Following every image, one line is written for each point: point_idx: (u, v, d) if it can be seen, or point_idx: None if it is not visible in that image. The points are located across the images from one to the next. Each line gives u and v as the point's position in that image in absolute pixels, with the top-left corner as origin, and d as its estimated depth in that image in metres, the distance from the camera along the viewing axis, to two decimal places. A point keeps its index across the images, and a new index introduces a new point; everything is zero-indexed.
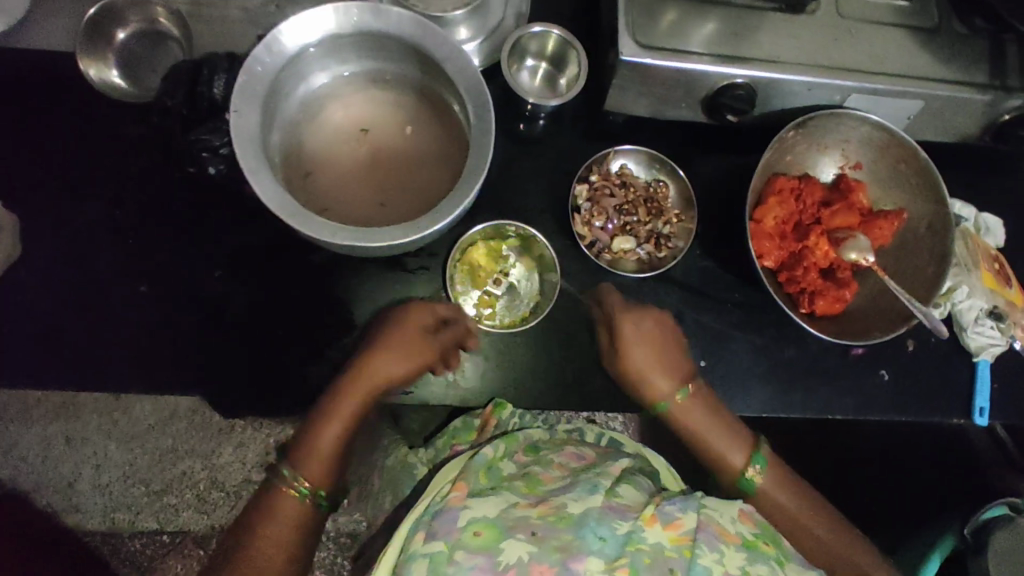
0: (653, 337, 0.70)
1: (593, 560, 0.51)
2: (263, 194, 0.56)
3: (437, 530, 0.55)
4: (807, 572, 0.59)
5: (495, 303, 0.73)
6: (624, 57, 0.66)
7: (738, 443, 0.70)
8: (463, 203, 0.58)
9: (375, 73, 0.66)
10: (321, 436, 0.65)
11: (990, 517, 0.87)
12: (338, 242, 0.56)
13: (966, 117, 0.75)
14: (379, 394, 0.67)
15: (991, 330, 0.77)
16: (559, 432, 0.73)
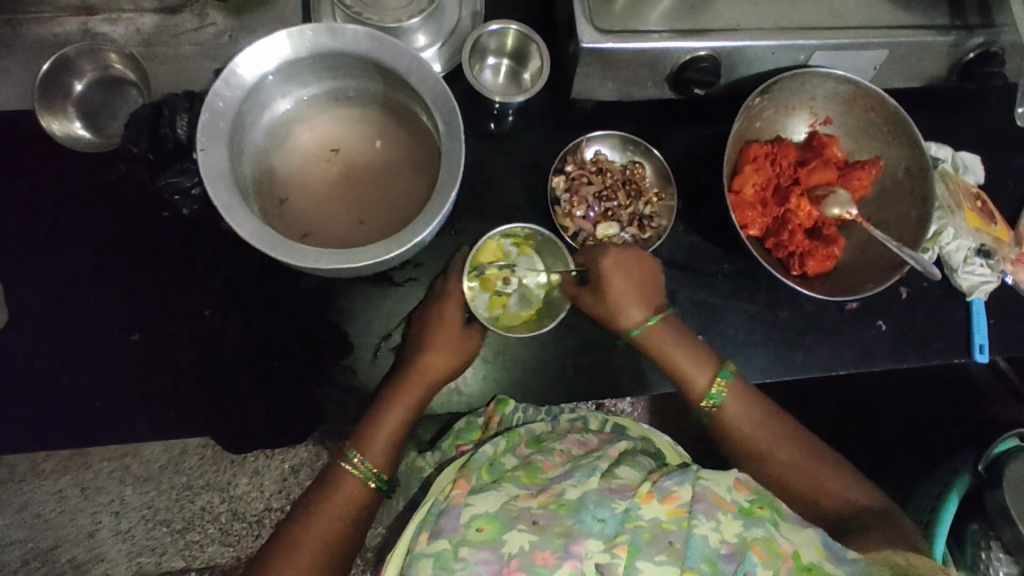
0: (633, 266, 0.68)
1: (592, 542, 0.54)
2: (241, 232, 0.55)
3: (441, 527, 0.57)
4: (804, 530, 0.57)
5: (508, 302, 0.72)
6: (584, 44, 0.65)
7: (702, 364, 0.68)
8: (441, 213, 0.58)
9: (337, 91, 0.66)
10: (388, 416, 0.65)
11: (1003, 451, 0.92)
12: (323, 267, 0.56)
13: (932, 61, 0.75)
14: (432, 388, 0.67)
15: (982, 267, 0.77)
16: (563, 421, 0.73)
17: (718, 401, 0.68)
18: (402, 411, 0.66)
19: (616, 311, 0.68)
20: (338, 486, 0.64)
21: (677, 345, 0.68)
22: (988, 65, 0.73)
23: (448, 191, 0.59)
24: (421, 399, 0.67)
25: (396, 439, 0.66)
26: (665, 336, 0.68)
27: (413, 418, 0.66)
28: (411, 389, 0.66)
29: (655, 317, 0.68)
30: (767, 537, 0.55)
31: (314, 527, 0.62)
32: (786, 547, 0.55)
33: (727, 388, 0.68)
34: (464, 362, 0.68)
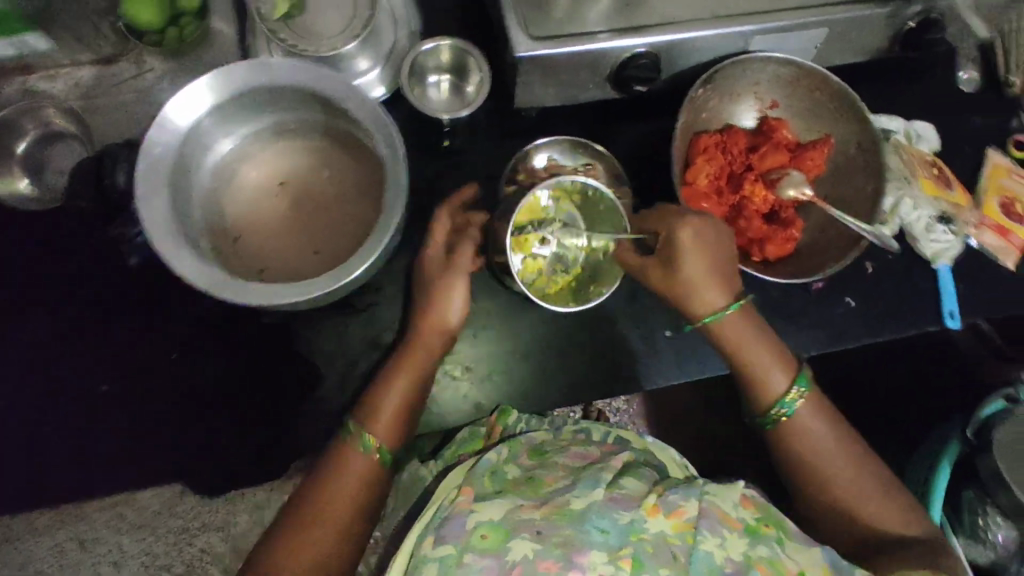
0: (711, 242, 0.64)
1: (597, 553, 0.53)
2: (190, 275, 0.55)
3: (446, 533, 0.56)
4: (811, 548, 0.59)
5: (543, 265, 0.69)
6: (520, 53, 0.65)
7: (782, 365, 0.67)
8: (387, 234, 0.58)
9: (279, 125, 0.66)
10: (391, 379, 0.64)
11: (992, 413, 0.91)
12: (272, 301, 0.56)
13: (872, 34, 0.75)
14: (431, 337, 0.65)
15: (945, 233, 0.77)
16: (568, 432, 0.72)
17: (789, 411, 0.66)
18: (404, 384, 0.64)
19: (698, 292, 0.65)
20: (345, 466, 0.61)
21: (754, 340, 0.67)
22: (928, 33, 0.74)
23: (394, 213, 0.59)
24: (423, 371, 0.65)
25: (401, 413, 0.63)
26: (739, 324, 0.67)
27: (415, 390, 0.64)
28: (416, 358, 0.64)
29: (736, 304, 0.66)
30: (771, 557, 0.56)
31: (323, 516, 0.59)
32: (789, 566, 0.56)
33: (803, 399, 0.67)
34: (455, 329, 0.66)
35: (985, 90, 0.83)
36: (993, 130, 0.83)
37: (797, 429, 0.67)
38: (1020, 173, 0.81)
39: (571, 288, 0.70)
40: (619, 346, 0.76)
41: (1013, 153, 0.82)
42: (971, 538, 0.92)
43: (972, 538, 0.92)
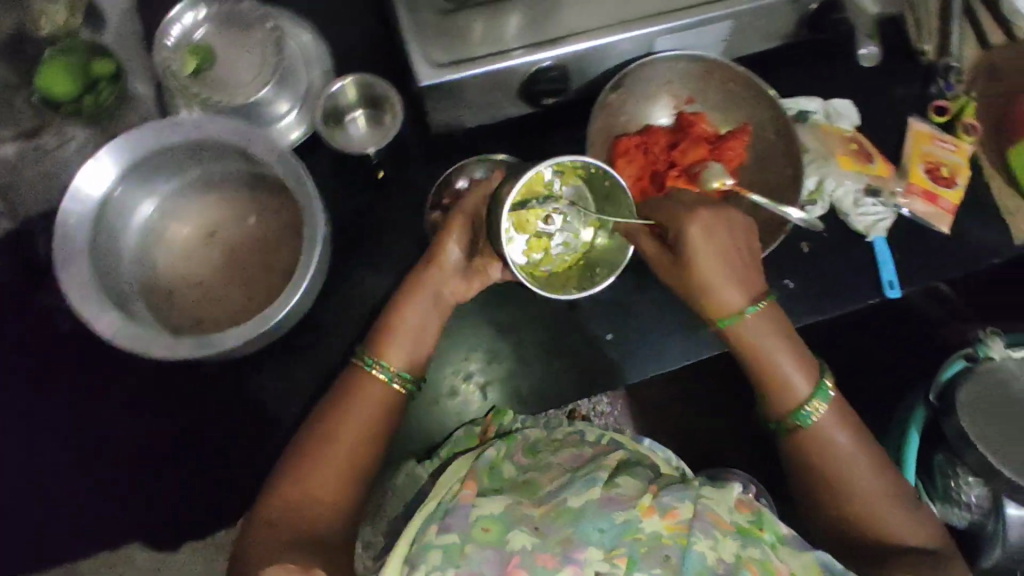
0: (722, 240, 0.67)
1: (593, 551, 0.55)
2: (107, 332, 0.57)
3: (448, 522, 0.58)
4: (804, 553, 0.59)
5: (548, 244, 0.67)
6: (424, 83, 0.66)
7: (805, 368, 0.68)
8: (305, 275, 0.59)
9: (206, 178, 0.68)
10: (406, 310, 0.68)
11: (951, 376, 0.94)
12: (192, 353, 0.57)
13: (779, 21, 0.75)
14: (431, 271, 0.68)
15: (875, 205, 0.79)
16: (562, 433, 0.74)
17: (806, 422, 0.67)
18: (417, 315, 0.68)
19: (717, 294, 0.67)
20: (358, 395, 0.65)
21: (778, 341, 0.67)
22: (831, 12, 0.74)
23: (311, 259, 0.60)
24: (435, 304, 0.69)
25: (414, 340, 0.68)
26: (759, 327, 0.67)
27: (429, 320, 0.68)
28: (428, 289, 0.68)
29: (753, 307, 0.67)
30: (761, 558, 0.57)
31: (336, 450, 0.62)
32: (780, 568, 0.57)
33: (822, 410, 0.67)
34: (467, 264, 0.70)
35: (902, 60, 0.84)
36: (913, 98, 0.84)
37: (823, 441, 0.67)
38: (944, 138, 0.82)
39: (582, 259, 0.67)
40: (565, 353, 0.76)
41: (934, 119, 0.83)
42: (945, 501, 0.93)
43: (946, 500, 0.92)
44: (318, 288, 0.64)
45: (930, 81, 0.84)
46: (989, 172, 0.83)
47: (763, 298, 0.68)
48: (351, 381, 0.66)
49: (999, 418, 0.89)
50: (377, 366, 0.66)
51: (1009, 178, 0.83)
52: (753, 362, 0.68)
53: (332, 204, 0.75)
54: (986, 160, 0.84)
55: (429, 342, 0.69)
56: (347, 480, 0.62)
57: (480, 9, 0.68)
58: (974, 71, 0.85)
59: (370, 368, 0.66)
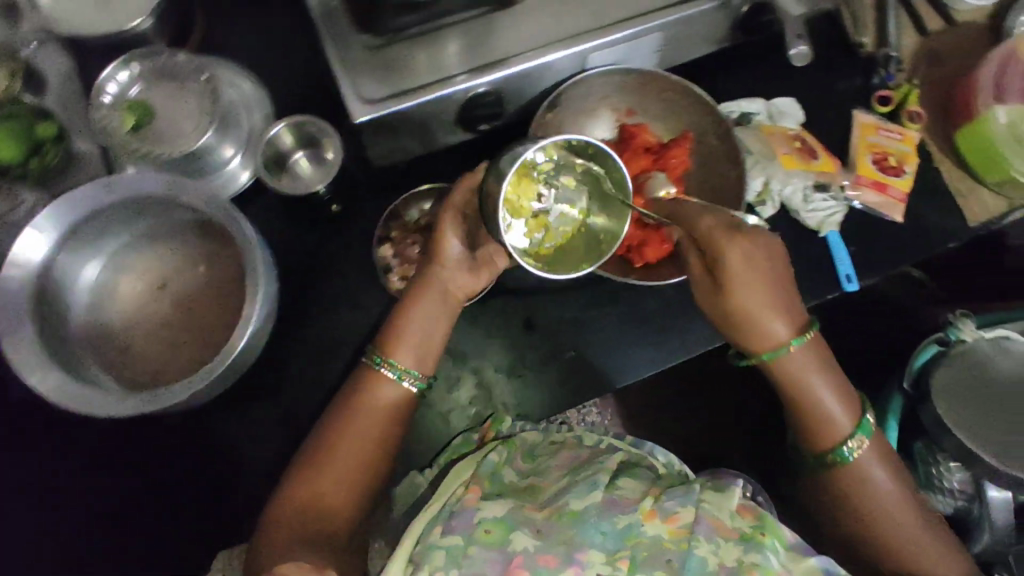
0: (768, 272, 0.65)
1: (594, 552, 0.58)
2: (51, 393, 0.58)
3: (452, 525, 0.60)
4: (803, 560, 0.60)
5: (547, 220, 0.68)
6: (359, 120, 0.67)
7: (850, 403, 0.68)
8: (247, 326, 0.61)
9: (152, 233, 0.69)
10: (413, 311, 0.67)
11: (923, 362, 0.94)
12: (135, 409, 0.58)
13: (712, 28, 0.76)
14: (433, 269, 0.68)
15: (824, 201, 0.79)
16: (558, 437, 0.75)
17: (845, 457, 0.67)
18: (423, 312, 0.67)
19: (761, 326, 0.66)
20: (366, 397, 0.66)
21: (822, 375, 0.68)
22: (762, 15, 0.75)
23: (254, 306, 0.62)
24: (441, 300, 0.68)
25: (422, 337, 0.67)
26: (806, 359, 0.67)
27: (437, 316, 0.68)
28: (433, 286, 0.67)
29: (798, 339, 0.67)
30: (763, 563, 0.57)
31: (343, 453, 0.64)
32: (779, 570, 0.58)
33: (862, 447, 0.67)
34: (468, 256, 0.68)
35: (840, 54, 0.85)
36: (856, 91, 0.85)
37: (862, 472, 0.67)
38: (890, 128, 0.82)
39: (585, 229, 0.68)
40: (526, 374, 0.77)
41: (879, 110, 0.84)
42: (929, 488, 0.93)
43: (928, 488, 0.92)
44: (270, 331, 0.66)
45: (870, 73, 0.84)
46: (938, 158, 0.84)
47: (808, 330, 0.68)
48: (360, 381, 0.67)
49: (975, 403, 0.90)
50: (386, 364, 0.66)
51: (958, 162, 0.84)
52: (790, 382, 0.68)
53: (283, 245, 0.75)
54: (934, 146, 0.84)
55: (438, 340, 0.68)
56: (352, 483, 0.64)
57: (416, 40, 0.69)
58: (914, 59, 0.86)
59: (379, 366, 0.66)
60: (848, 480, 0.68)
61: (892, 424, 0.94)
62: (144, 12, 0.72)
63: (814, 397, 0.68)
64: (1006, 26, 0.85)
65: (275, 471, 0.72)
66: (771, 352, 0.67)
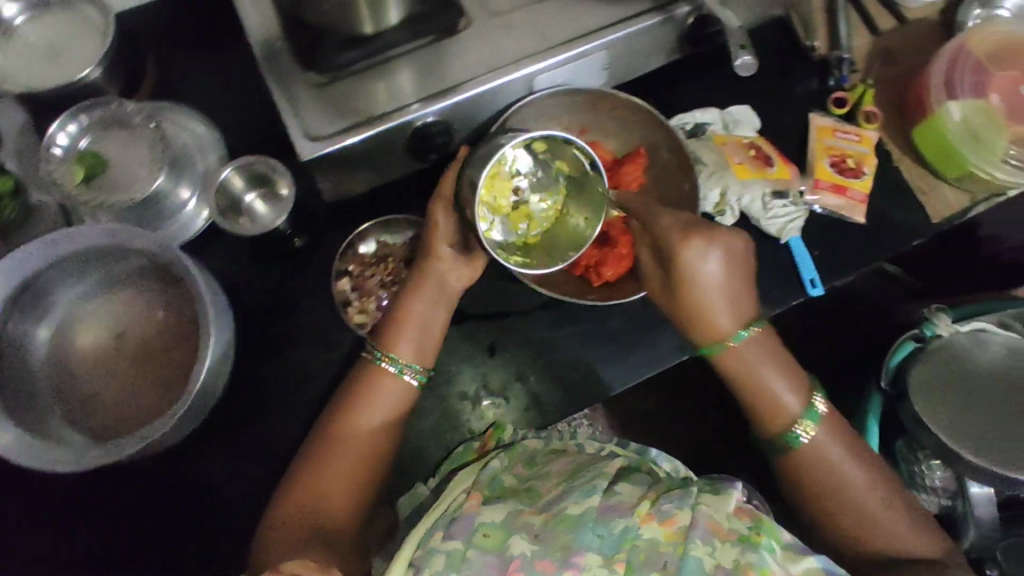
0: (732, 271, 0.66)
1: (592, 555, 0.56)
2: (8, 450, 0.59)
3: (452, 530, 0.60)
4: (805, 558, 0.59)
5: (530, 208, 0.70)
6: (307, 158, 0.67)
7: (800, 388, 0.68)
8: (199, 375, 0.64)
9: (112, 278, 0.69)
10: (412, 301, 0.70)
11: (900, 360, 0.95)
12: (96, 462, 0.60)
13: (658, 42, 0.76)
14: (425, 261, 0.70)
15: (783, 206, 0.79)
16: (557, 442, 0.74)
17: (795, 441, 0.67)
18: (422, 304, 0.70)
19: (710, 318, 0.67)
20: (372, 388, 0.68)
21: (771, 367, 0.67)
22: (707, 27, 0.75)
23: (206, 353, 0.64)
24: (438, 291, 0.71)
25: (421, 328, 0.70)
26: (752, 351, 0.67)
27: (434, 306, 0.70)
28: (428, 278, 0.70)
29: (745, 331, 0.67)
30: (760, 563, 0.57)
31: (350, 443, 0.66)
32: (777, 571, 0.57)
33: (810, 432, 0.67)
34: (460, 249, 0.71)
35: (793, 58, 0.85)
36: (810, 95, 0.85)
37: (819, 455, 0.67)
38: (846, 129, 0.82)
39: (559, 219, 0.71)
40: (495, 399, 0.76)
41: (835, 112, 0.84)
42: (912, 487, 0.92)
43: (912, 487, 0.92)
44: (226, 375, 0.68)
45: (823, 77, 0.85)
46: (897, 156, 0.84)
47: (754, 323, 0.68)
48: (364, 375, 0.69)
49: (964, 403, 0.89)
50: (387, 359, 0.68)
51: (917, 160, 0.83)
52: (736, 375, 0.69)
53: (244, 284, 0.75)
54: (893, 144, 0.84)
55: (435, 330, 0.71)
56: (360, 475, 0.66)
57: (362, 74, 0.69)
58: (868, 60, 0.86)
59: (380, 361, 0.68)
60: (817, 469, 0.67)
61: (870, 423, 0.94)
62: (93, 62, 0.73)
63: (764, 386, 0.67)
64: (957, 21, 0.86)
65: (247, 510, 0.72)
66: (724, 341, 0.67)
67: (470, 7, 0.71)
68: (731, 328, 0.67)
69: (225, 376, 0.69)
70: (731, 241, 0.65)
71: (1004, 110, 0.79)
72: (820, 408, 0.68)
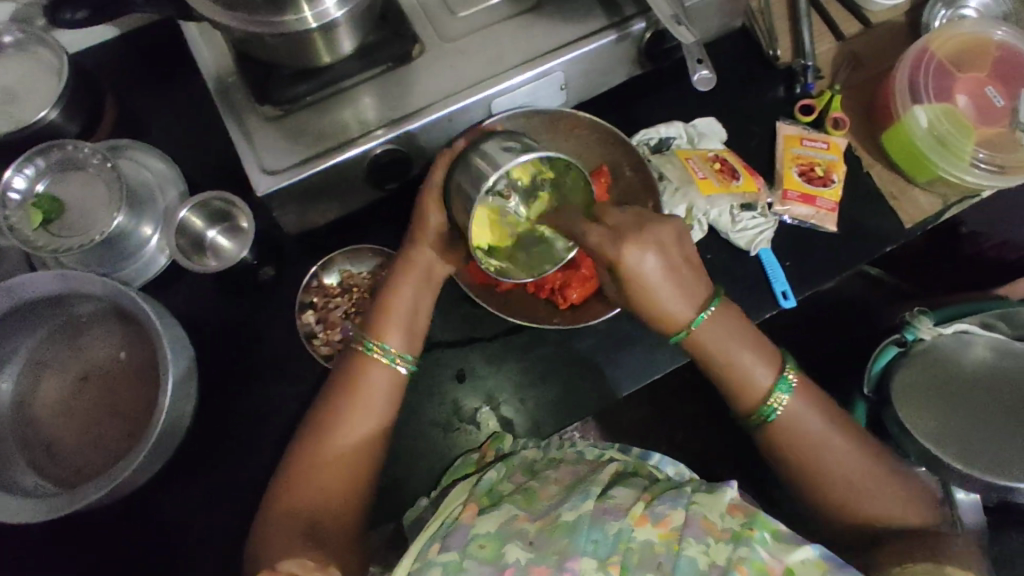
0: (671, 265, 0.64)
1: (587, 560, 0.55)
2: None
3: (448, 542, 0.57)
4: (799, 546, 0.58)
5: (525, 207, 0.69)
6: (263, 192, 0.66)
7: (769, 357, 0.67)
8: (158, 419, 0.63)
9: (73, 321, 0.69)
10: (403, 283, 0.68)
11: (883, 366, 0.93)
12: (57, 512, 0.60)
13: (616, 59, 0.76)
14: (414, 247, 0.69)
15: (753, 218, 0.78)
16: (557, 450, 0.70)
17: (771, 415, 0.66)
18: (411, 291, 0.68)
19: (665, 312, 0.65)
20: (365, 376, 0.65)
21: (742, 343, 0.66)
22: (663, 43, 0.75)
23: (165, 392, 0.64)
24: (423, 277, 0.69)
25: (409, 314, 0.68)
26: (715, 331, 0.66)
27: (420, 293, 0.69)
28: (414, 265, 0.69)
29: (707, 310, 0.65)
30: (753, 557, 0.56)
31: (345, 438, 0.64)
32: (772, 565, 0.56)
33: (783, 404, 0.66)
34: (445, 235, 0.70)
35: (756, 68, 0.84)
36: (775, 103, 0.84)
37: (791, 429, 0.65)
38: (813, 137, 0.81)
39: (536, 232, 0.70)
40: (464, 429, 0.74)
41: (802, 119, 0.82)
42: None
43: None
44: (190, 411, 0.69)
45: (787, 86, 0.84)
46: (867, 161, 0.82)
47: (711, 305, 0.66)
48: (355, 363, 0.66)
49: (965, 408, 0.87)
50: (380, 348, 0.66)
51: (888, 164, 0.82)
52: (703, 356, 0.67)
53: (214, 319, 0.76)
54: (862, 150, 0.82)
55: (421, 318, 0.69)
56: (357, 473, 0.64)
57: (316, 106, 0.68)
58: (834, 65, 0.85)
59: (371, 351, 0.66)
60: (791, 443, 0.65)
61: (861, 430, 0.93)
62: (49, 104, 0.73)
63: (731, 363, 0.66)
64: (923, 22, 0.85)
65: (218, 549, 0.71)
66: (684, 330, 0.66)
67: (423, 34, 0.71)
68: (689, 313, 0.65)
69: (191, 411, 0.69)
70: (659, 233, 0.64)
71: (971, 110, 0.79)
72: (792, 379, 0.66)
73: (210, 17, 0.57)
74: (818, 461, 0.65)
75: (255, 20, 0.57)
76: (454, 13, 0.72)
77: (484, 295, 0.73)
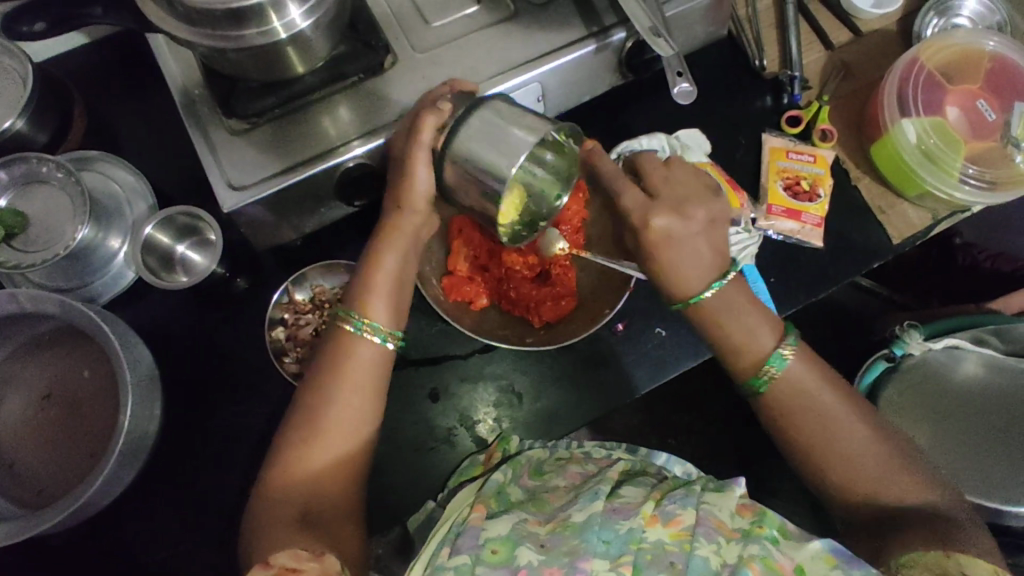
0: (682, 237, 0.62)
1: (598, 560, 0.50)
2: None
3: (459, 545, 0.52)
4: (807, 547, 0.54)
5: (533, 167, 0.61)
6: (229, 209, 0.64)
7: (766, 323, 0.64)
8: (118, 440, 0.62)
9: (35, 339, 0.68)
10: (389, 252, 0.63)
11: (870, 384, 0.87)
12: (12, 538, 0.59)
13: (597, 69, 0.74)
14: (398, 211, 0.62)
15: (738, 234, 0.75)
16: (563, 453, 0.70)
17: (762, 386, 0.63)
18: (398, 258, 0.63)
19: (680, 274, 0.63)
20: (353, 355, 0.61)
21: (740, 310, 0.63)
22: (644, 54, 0.73)
23: (125, 410, 0.63)
24: (410, 244, 0.64)
25: (395, 287, 0.63)
26: (728, 301, 0.63)
27: (407, 258, 0.64)
28: (401, 230, 0.63)
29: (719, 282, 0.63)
30: (763, 554, 0.51)
31: (341, 417, 0.60)
32: (783, 564, 0.52)
33: (774, 379, 0.63)
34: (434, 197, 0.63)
35: (742, 77, 0.82)
36: (762, 114, 0.82)
37: (812, 412, 0.62)
38: (800, 150, 0.79)
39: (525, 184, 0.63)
40: (437, 450, 0.72)
41: (789, 130, 0.80)
42: None
43: None
44: (154, 431, 0.68)
45: (773, 97, 0.82)
46: (856, 174, 0.80)
47: (726, 273, 0.64)
48: (341, 341, 0.62)
49: (947, 425, 0.86)
50: (371, 327, 0.62)
51: (879, 176, 0.80)
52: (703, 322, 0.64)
53: (186, 334, 0.75)
54: (850, 162, 0.80)
55: (407, 286, 0.65)
56: (357, 451, 0.61)
57: (286, 118, 0.66)
58: (823, 74, 0.82)
59: (361, 331, 0.62)
60: (798, 422, 0.62)
61: None
62: (14, 114, 0.71)
63: (729, 336, 0.64)
64: (915, 31, 0.83)
65: (188, 569, 0.69)
66: (686, 298, 0.64)
67: (396, 45, 0.69)
68: (709, 277, 0.63)
69: (156, 429, 0.68)
70: (692, 213, 0.62)
71: (962, 123, 0.77)
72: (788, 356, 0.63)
73: (172, 32, 0.55)
74: (858, 468, 0.60)
75: (217, 35, 0.55)
76: (427, 23, 0.70)
77: (457, 313, 0.71)
